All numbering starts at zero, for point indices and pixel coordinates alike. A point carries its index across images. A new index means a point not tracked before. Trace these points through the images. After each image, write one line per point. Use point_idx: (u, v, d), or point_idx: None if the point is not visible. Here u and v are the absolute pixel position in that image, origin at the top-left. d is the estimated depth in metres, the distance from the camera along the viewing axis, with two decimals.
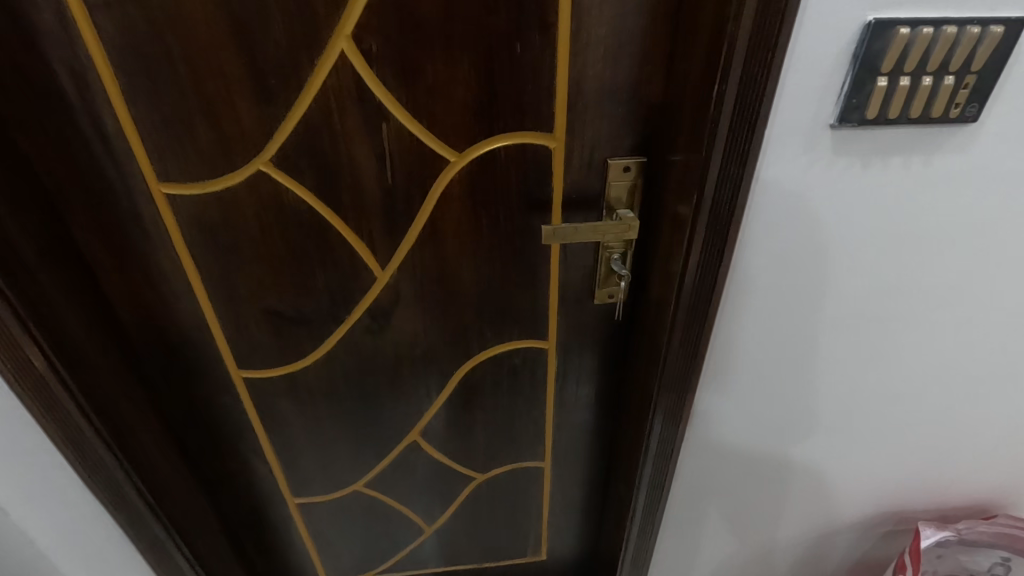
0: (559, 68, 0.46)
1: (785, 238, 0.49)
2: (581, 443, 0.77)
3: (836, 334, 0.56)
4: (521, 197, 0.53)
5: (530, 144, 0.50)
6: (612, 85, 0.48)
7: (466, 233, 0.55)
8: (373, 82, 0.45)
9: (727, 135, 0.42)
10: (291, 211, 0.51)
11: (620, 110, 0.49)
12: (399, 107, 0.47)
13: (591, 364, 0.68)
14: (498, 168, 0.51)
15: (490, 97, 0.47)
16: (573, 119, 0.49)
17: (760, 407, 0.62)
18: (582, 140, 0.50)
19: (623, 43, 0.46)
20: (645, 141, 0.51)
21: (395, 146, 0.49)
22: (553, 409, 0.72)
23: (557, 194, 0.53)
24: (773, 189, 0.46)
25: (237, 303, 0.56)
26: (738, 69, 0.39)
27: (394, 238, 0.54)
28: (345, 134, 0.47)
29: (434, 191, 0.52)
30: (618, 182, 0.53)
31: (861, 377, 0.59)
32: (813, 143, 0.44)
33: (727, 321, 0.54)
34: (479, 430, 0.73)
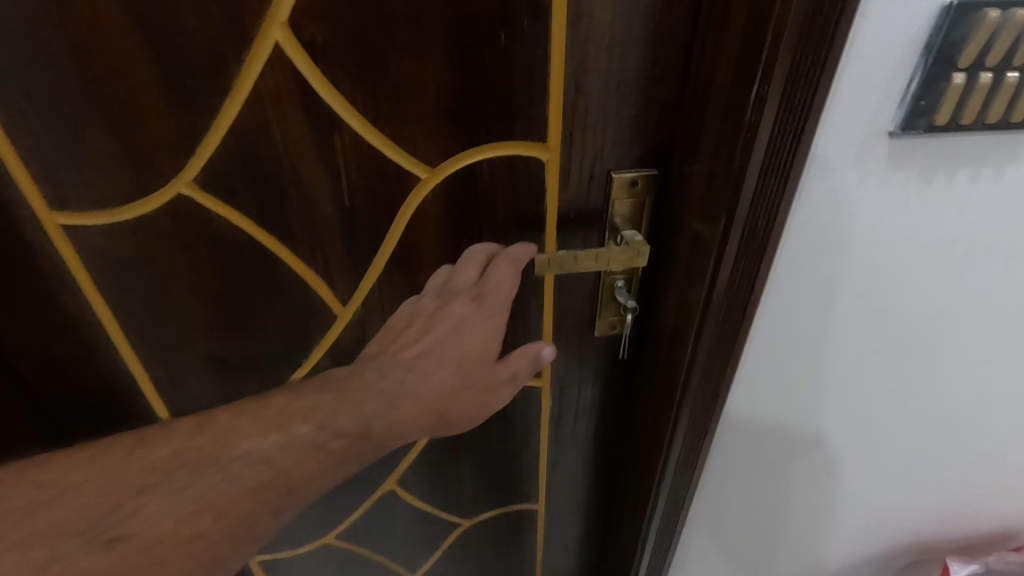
0: (554, 64, 0.37)
1: (826, 266, 0.41)
2: (580, 485, 0.69)
3: (873, 369, 0.48)
4: (508, 218, 0.45)
5: (519, 156, 0.41)
6: (619, 85, 0.39)
7: (443, 262, 0.46)
8: (320, 84, 0.36)
9: (765, 149, 0.34)
10: (226, 243, 0.42)
11: (628, 115, 0.40)
12: (354, 114, 0.37)
13: (590, 402, 0.59)
14: (480, 185, 0.42)
15: (469, 102, 0.38)
16: (570, 127, 0.40)
17: (785, 450, 0.54)
18: (580, 152, 0.42)
19: (633, 33, 0.37)
20: (657, 150, 0.43)
21: (353, 163, 0.39)
22: (546, 450, 0.63)
23: (551, 214, 0.45)
24: (816, 210, 0.38)
25: (170, 350, 0.47)
26: (785, 67, 0.31)
27: (356, 271, 0.45)
28: (288, 149, 0.38)
29: (404, 215, 0.43)
30: (624, 199, 0.44)
31: (896, 411, 0.52)
32: (867, 158, 0.36)
33: (751, 360, 0.47)
34: (467, 472, 0.65)
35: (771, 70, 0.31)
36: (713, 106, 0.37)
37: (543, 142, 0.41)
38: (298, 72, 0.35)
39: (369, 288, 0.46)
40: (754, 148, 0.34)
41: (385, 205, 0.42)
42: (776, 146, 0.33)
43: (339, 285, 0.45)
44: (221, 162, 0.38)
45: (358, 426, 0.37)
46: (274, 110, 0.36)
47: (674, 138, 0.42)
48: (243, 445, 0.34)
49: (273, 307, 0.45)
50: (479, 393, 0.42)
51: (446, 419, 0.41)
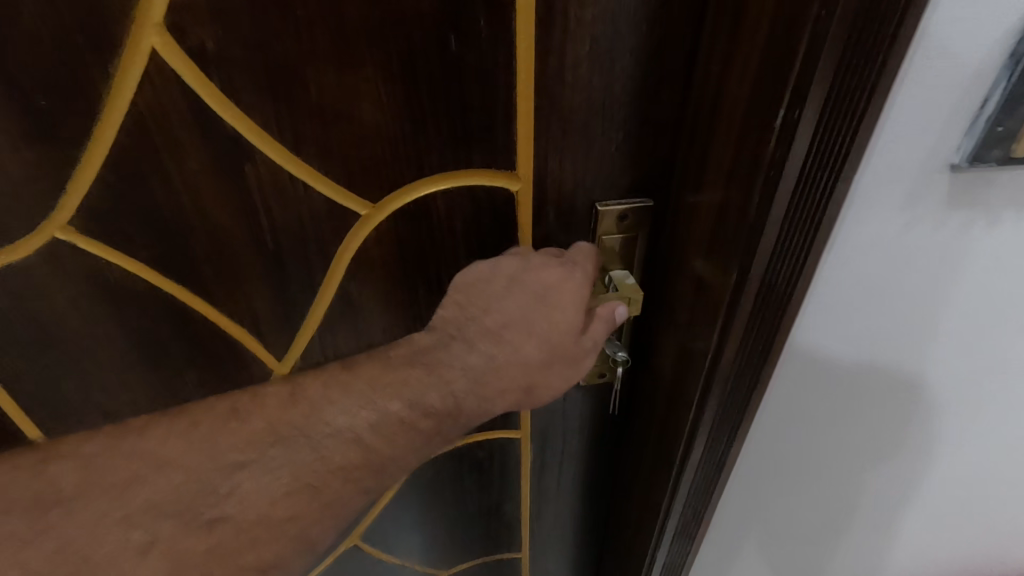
0: (521, 77, 0.30)
1: (859, 324, 0.33)
2: (567, 537, 0.62)
3: (907, 431, 0.41)
4: (471, 259, 0.37)
5: (480, 186, 0.34)
6: (603, 102, 0.31)
7: (396, 308, 0.39)
8: (218, 106, 0.28)
9: (792, 195, 0.26)
10: (126, 293, 0.34)
11: (615, 138, 0.32)
12: (268, 141, 0.29)
13: (576, 455, 0.52)
14: (434, 220, 0.35)
15: (415, 124, 0.31)
16: (543, 153, 0.33)
17: (801, 518, 0.47)
18: (556, 182, 0.34)
19: (621, 36, 0.29)
20: (652, 180, 0.35)
21: (273, 200, 0.32)
22: (528, 502, 0.56)
23: None
24: (850, 260, 0.30)
25: (72, 415, 0.39)
26: (822, 91, 0.23)
27: (290, 319, 0.38)
28: (188, 184, 0.30)
29: (343, 257, 0.35)
30: (612, 235, 0.36)
31: (929, 473, 0.45)
32: (920, 198, 0.28)
33: (763, 426, 0.39)
34: (441, 523, 0.58)
35: (803, 93, 0.23)
36: (721, 133, 0.29)
37: (510, 171, 0.33)
38: (189, 91, 0.27)
39: (308, 338, 0.39)
40: (776, 193, 0.26)
41: (320, 247, 0.34)
42: (803, 189, 0.26)
43: (272, 336, 0.38)
44: (105, 201, 0.30)
45: (446, 403, 0.33)
46: (165, 138, 0.29)
47: (671, 165, 0.34)
48: (337, 418, 0.32)
49: (195, 360, 0.39)
50: (565, 366, 0.35)
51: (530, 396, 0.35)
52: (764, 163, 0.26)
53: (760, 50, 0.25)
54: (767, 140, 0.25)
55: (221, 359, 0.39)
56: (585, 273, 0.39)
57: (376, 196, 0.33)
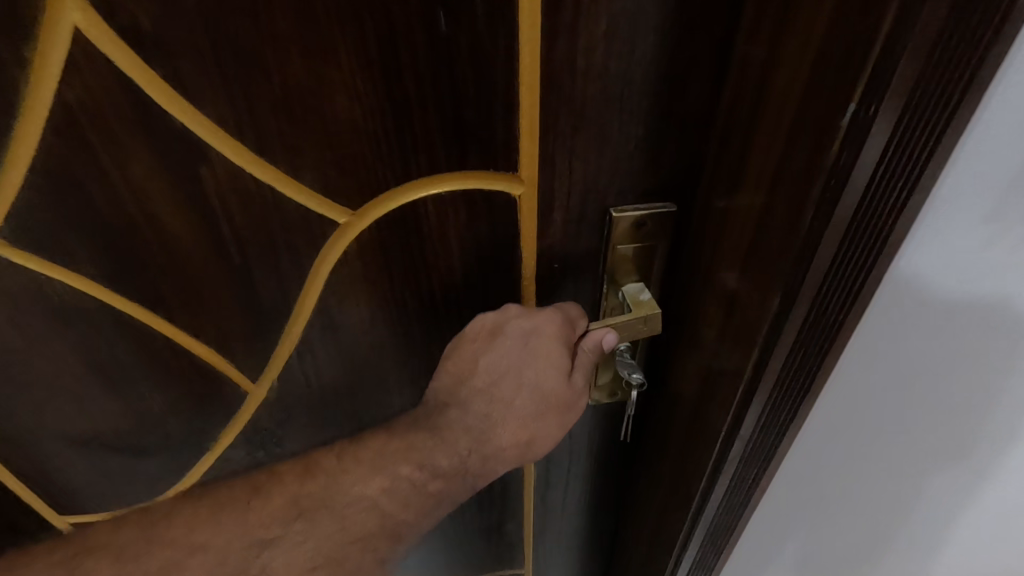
0: (523, 62, 0.25)
1: (920, 352, 0.28)
2: (573, 555, 0.58)
3: (970, 474, 0.35)
4: (467, 272, 0.33)
5: (478, 191, 0.29)
6: (621, 92, 0.26)
7: (384, 326, 0.35)
8: (163, 98, 0.23)
9: (855, 209, 0.21)
10: (75, 312, 0.30)
11: (635, 135, 0.28)
12: (224, 138, 0.25)
13: (583, 479, 0.48)
14: (424, 229, 0.30)
15: (400, 120, 0.26)
16: (549, 152, 0.28)
17: (833, 552, 0.43)
18: (564, 185, 0.29)
19: (645, 12, 0.24)
20: (675, 182, 0.30)
21: (237, 206, 0.27)
22: (531, 523, 0.53)
23: (527, 264, 0.33)
24: (916, 280, 0.25)
25: (28, 439, 0.36)
26: (907, 80, 0.18)
27: (265, 338, 0.33)
28: (136, 190, 0.26)
29: (320, 272, 0.31)
30: (626, 245, 0.31)
31: (991, 520, 0.39)
32: (1010, 209, 0.23)
33: (796, 457, 0.35)
34: (440, 543, 0.55)
35: (880, 85, 0.18)
36: (763, 130, 0.24)
37: (512, 173, 0.29)
38: (126, 78, 0.23)
39: (286, 357, 0.35)
40: (837, 207, 0.21)
41: (294, 259, 0.30)
42: (870, 202, 0.21)
43: (246, 355, 0.34)
44: (41, 208, 0.26)
45: (453, 463, 0.33)
46: (103, 135, 0.24)
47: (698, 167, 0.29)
48: (353, 488, 0.32)
49: (160, 383, 0.35)
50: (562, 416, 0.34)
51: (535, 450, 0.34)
52: (823, 170, 0.21)
53: (820, 29, 0.20)
54: (828, 142, 0.20)
55: (191, 381, 0.35)
56: (596, 286, 0.34)
57: (357, 203, 0.28)
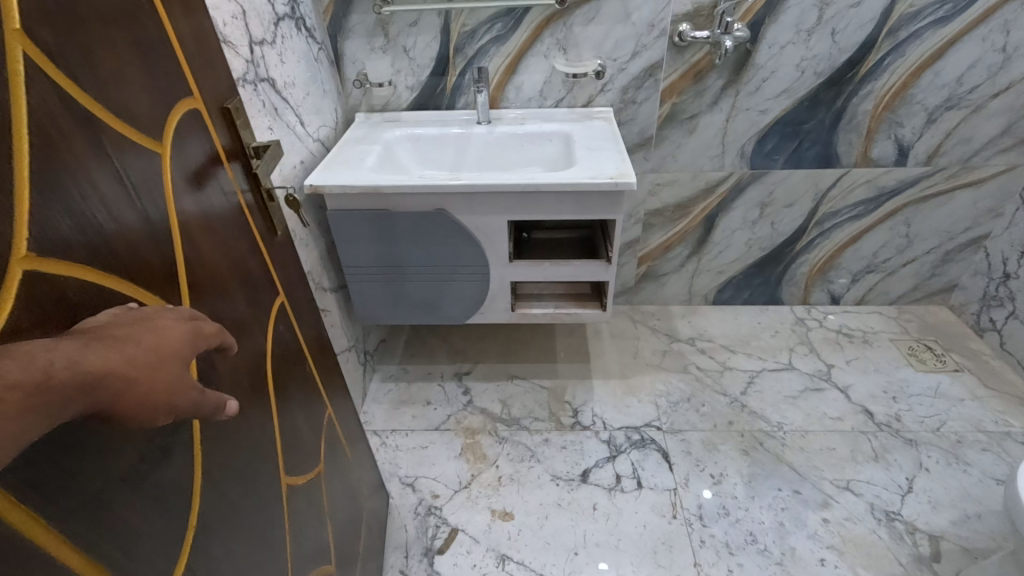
0: (180, 49, 0.82)
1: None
2: (312, 338, 1.31)
3: None
4: (201, 149, 0.86)
5: (188, 107, 0.84)
6: (205, 61, 0.90)
7: (191, 192, 0.81)
8: (66, 79, 0.60)
9: None
10: (52, 200, 0.57)
11: (212, 78, 0.92)
12: (98, 106, 0.64)
13: (301, 317, 1.25)
14: (183, 136, 0.81)
15: (138, 60, 0.72)
16: (197, 80, 0.87)
17: None
18: (206, 93, 0.89)
19: (201, 35, 0.89)
20: (229, 90, 0.98)
21: (114, 144, 0.66)
22: (292, 318, 1.19)
23: (215, 136, 0.91)
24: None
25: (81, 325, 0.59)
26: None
27: (150, 228, 0.71)
28: (81, 151, 0.61)
29: (167, 156, 0.76)
30: (241, 121, 0.98)
31: None
32: None
33: None
34: (295, 384, 1.17)
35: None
36: None
37: (191, 94, 0.85)
38: (50, 77, 0.58)
39: (180, 242, 0.78)
40: None
41: (146, 169, 0.71)
42: None
43: (141, 257, 0.69)
44: (43, 165, 0.56)
45: (54, 365, 0.49)
46: (55, 120, 0.58)
47: None
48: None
49: (57, 307, 0.56)
50: (159, 363, 0.62)
51: (136, 397, 0.58)
52: None
53: None
54: None
55: (113, 294, 0.64)
56: (235, 142, 0.97)
57: (155, 121, 0.75)
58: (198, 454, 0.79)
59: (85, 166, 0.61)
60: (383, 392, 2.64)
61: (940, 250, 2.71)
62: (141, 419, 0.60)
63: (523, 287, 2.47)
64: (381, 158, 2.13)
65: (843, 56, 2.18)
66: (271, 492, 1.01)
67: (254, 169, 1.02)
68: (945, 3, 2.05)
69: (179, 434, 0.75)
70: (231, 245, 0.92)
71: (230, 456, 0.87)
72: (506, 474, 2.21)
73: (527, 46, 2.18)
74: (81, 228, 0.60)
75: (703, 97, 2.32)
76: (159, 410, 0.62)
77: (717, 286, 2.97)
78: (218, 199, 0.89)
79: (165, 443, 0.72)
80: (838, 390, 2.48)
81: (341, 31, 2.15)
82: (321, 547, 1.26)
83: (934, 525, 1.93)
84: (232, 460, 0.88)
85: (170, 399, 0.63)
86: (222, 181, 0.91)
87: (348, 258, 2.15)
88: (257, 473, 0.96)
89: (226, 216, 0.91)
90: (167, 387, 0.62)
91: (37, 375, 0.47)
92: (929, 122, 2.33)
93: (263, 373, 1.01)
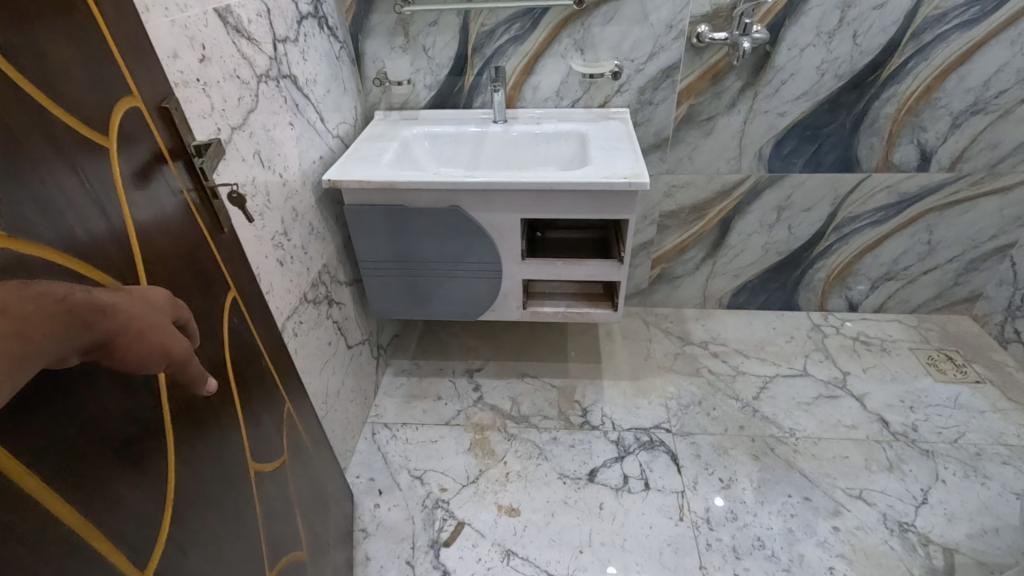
0: (123, 48, 0.84)
1: None
2: (273, 335, 1.34)
3: None
4: (145, 151, 0.87)
5: (129, 107, 0.84)
6: (144, 59, 0.89)
7: (143, 189, 0.85)
8: (12, 79, 0.63)
9: None
10: (12, 192, 0.61)
11: (151, 76, 0.91)
12: (46, 107, 0.68)
13: (259, 315, 1.27)
14: (128, 136, 0.83)
15: (89, 61, 0.76)
16: (135, 80, 0.86)
17: None
18: (145, 92, 0.89)
19: (141, 33, 0.89)
20: (165, 89, 0.95)
21: (67, 140, 0.70)
22: (250, 313, 1.22)
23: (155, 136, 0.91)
24: None
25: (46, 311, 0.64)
26: None
27: (106, 220, 0.75)
28: (30, 142, 0.65)
29: (114, 153, 0.79)
30: (181, 118, 0.96)
31: None
32: None
33: None
34: (255, 379, 1.20)
35: None
36: None
37: (131, 92, 0.85)
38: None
39: (133, 235, 0.81)
40: None
41: (100, 166, 0.75)
42: None
43: (97, 245, 0.73)
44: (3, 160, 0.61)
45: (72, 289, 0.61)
46: (5, 119, 0.62)
47: None
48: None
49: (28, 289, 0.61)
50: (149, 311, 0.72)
51: (135, 333, 0.68)
52: None
53: None
54: None
55: (77, 279, 0.69)
56: (182, 141, 0.98)
57: (101, 121, 0.77)
58: (172, 430, 0.83)
59: (36, 161, 0.65)
60: (394, 386, 2.68)
61: (963, 258, 2.66)
62: (138, 358, 0.69)
63: (536, 285, 2.50)
64: (398, 156, 2.18)
65: (863, 58, 2.16)
66: (242, 481, 1.05)
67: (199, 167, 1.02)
68: (973, 6, 2.02)
69: (155, 407, 0.80)
70: (179, 242, 0.94)
71: (202, 435, 0.92)
72: (514, 470, 2.24)
73: (544, 47, 2.21)
74: (43, 214, 0.65)
75: (720, 99, 2.32)
76: (153, 353, 0.71)
77: (732, 290, 2.95)
78: (164, 196, 0.91)
79: (141, 416, 0.76)
80: (853, 397, 2.45)
81: (362, 30, 2.21)
82: (291, 535, 1.30)
83: (949, 538, 1.90)
84: (204, 440, 0.92)
85: (163, 341, 0.73)
86: (166, 179, 0.93)
87: (365, 253, 2.20)
88: (227, 459, 1.00)
89: (174, 213, 0.93)
90: (160, 330, 0.72)
91: (59, 293, 0.59)
92: (954, 127, 2.30)
93: (220, 364, 1.04)
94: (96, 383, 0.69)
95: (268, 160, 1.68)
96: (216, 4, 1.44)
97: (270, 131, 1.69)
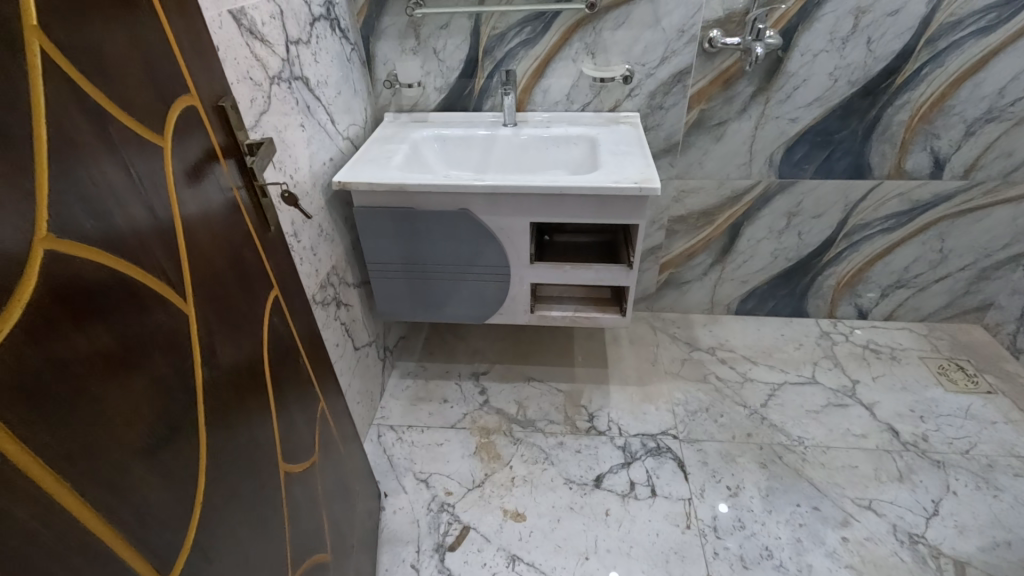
0: (180, 48, 0.85)
1: None
2: (309, 334, 1.34)
3: None
4: (199, 147, 0.88)
5: (186, 105, 0.86)
6: (201, 59, 0.91)
7: (192, 187, 0.85)
8: (78, 77, 0.63)
9: None
10: (70, 191, 0.61)
11: (207, 76, 0.93)
12: (107, 104, 0.68)
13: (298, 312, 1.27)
14: (184, 132, 0.84)
15: (145, 59, 0.76)
16: (193, 78, 0.88)
17: None
18: (201, 91, 0.91)
19: (199, 34, 0.90)
20: (220, 89, 0.98)
21: (124, 138, 0.70)
22: (288, 312, 1.21)
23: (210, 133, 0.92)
24: None
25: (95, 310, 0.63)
26: None
27: (156, 218, 0.75)
28: (89, 140, 0.64)
29: (169, 149, 0.80)
30: (235, 118, 0.99)
31: None
32: None
33: None
34: (290, 378, 1.20)
35: None
36: None
37: (189, 91, 0.87)
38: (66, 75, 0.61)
39: (181, 232, 0.81)
40: None
41: (151, 164, 0.75)
42: None
43: (146, 244, 0.73)
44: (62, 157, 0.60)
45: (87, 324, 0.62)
46: (69, 116, 0.62)
47: None
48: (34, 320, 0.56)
49: (71, 290, 0.60)
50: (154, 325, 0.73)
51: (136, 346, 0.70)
52: None
53: None
54: None
55: (126, 279, 0.69)
56: (233, 139, 0.99)
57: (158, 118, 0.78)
58: (204, 434, 0.83)
59: (97, 159, 0.65)
60: (400, 388, 2.68)
61: (976, 266, 2.63)
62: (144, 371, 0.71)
63: (543, 289, 2.49)
64: (408, 158, 2.17)
65: (878, 65, 2.14)
66: (271, 481, 1.05)
67: (248, 166, 1.04)
68: (990, 12, 2.00)
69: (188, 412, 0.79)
70: (226, 239, 0.94)
71: (232, 439, 0.91)
72: (519, 475, 2.22)
73: (555, 50, 2.20)
74: (96, 213, 0.65)
75: (732, 104, 2.30)
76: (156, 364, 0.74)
77: (740, 296, 2.93)
78: (213, 194, 0.91)
79: (174, 421, 0.76)
80: (863, 406, 2.42)
81: (372, 32, 2.21)
82: (316, 535, 1.30)
83: (960, 551, 1.87)
84: (234, 444, 0.92)
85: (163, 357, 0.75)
86: (217, 176, 0.93)
87: (376, 254, 2.19)
88: (257, 461, 0.99)
89: (221, 211, 0.93)
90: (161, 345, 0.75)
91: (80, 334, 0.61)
92: (966, 133, 2.27)
93: (259, 364, 1.04)
94: (133, 386, 0.69)
95: (279, 162, 1.68)
96: (230, 6, 1.43)
97: (281, 131, 1.69)
